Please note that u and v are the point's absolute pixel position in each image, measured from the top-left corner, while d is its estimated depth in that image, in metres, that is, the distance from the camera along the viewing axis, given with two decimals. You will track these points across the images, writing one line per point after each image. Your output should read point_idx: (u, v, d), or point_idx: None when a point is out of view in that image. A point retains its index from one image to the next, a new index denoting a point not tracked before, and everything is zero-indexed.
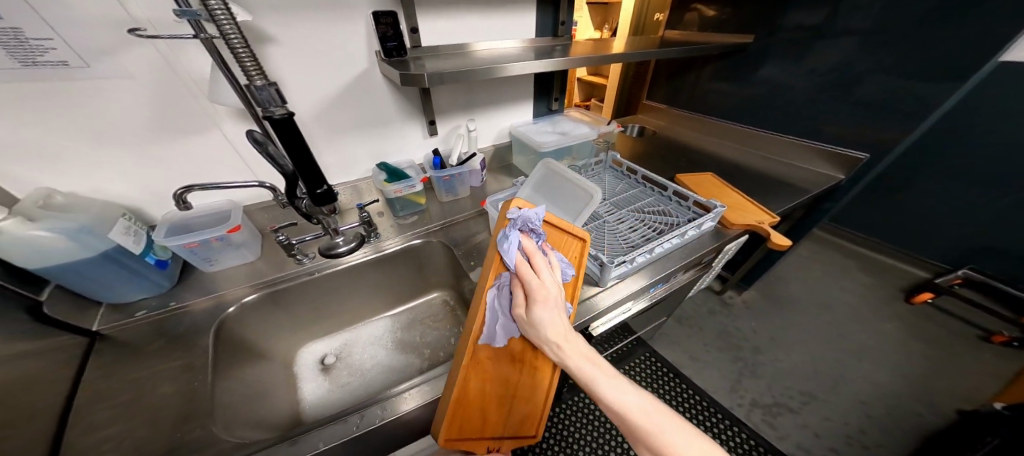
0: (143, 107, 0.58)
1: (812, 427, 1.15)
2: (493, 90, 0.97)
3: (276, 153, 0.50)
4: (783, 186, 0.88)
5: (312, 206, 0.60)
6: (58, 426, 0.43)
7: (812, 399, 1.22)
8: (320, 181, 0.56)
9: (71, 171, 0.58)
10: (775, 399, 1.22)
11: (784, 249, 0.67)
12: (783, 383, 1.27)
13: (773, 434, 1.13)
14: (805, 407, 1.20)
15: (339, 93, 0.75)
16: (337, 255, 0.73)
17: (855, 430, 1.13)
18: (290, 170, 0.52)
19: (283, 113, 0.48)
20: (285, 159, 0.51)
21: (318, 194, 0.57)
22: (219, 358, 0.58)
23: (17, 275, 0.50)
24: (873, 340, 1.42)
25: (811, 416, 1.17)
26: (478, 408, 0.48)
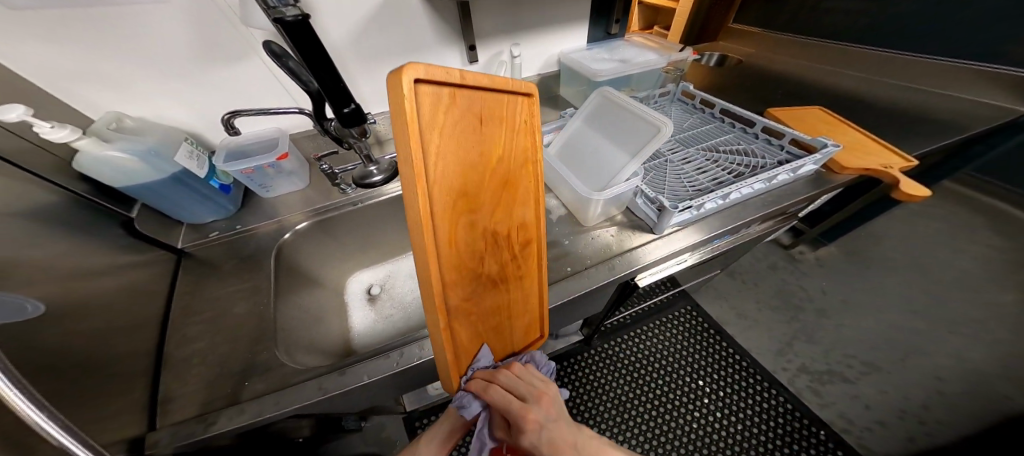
0: (183, 34, 0.56)
1: (864, 398, 1.05)
2: (543, 5, 0.81)
3: (297, 69, 0.46)
4: (926, 123, 0.69)
5: (341, 128, 0.55)
6: (161, 335, 0.49)
7: (873, 370, 1.10)
8: (347, 100, 0.51)
9: (134, 99, 0.59)
10: (827, 367, 1.12)
11: (918, 201, 0.55)
12: (842, 350, 1.16)
13: (814, 401, 1.04)
14: (863, 378, 1.09)
15: (372, 14, 0.66)
16: (372, 185, 0.69)
17: (916, 405, 1.02)
18: (315, 89, 0.48)
19: (294, 14, 0.40)
20: (308, 76, 0.47)
21: (347, 113, 0.52)
22: (280, 283, 0.62)
23: (108, 193, 0.53)
24: (977, 312, 1.22)
25: (867, 388, 1.07)
26: (475, 340, 0.41)
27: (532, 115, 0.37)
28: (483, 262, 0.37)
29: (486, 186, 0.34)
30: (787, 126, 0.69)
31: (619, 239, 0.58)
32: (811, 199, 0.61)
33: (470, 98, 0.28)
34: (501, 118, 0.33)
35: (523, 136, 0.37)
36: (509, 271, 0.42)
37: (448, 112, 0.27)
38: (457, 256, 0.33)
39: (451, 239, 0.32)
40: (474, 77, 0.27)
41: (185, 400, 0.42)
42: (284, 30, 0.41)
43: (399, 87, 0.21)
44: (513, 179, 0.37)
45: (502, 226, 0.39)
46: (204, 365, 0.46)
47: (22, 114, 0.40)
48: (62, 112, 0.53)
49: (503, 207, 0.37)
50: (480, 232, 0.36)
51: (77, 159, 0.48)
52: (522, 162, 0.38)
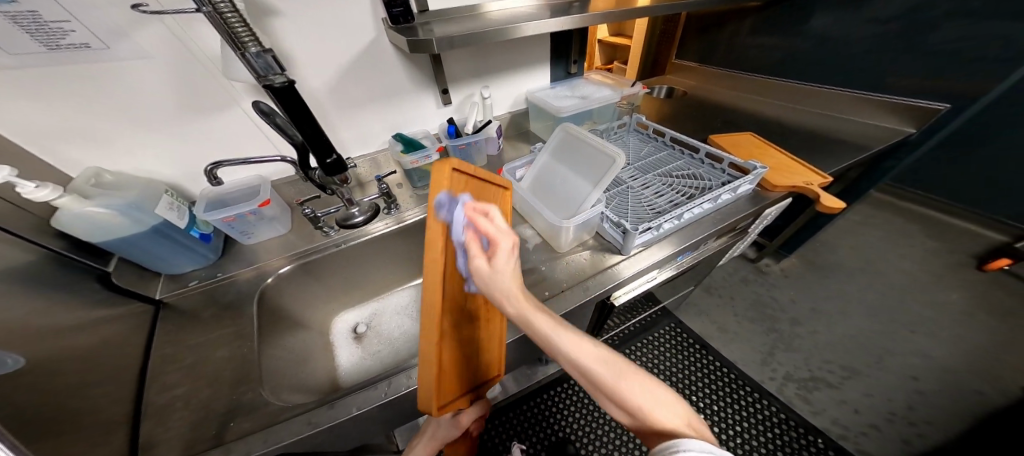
0: (166, 89, 0.59)
1: (850, 401, 1.11)
2: (508, 51, 0.90)
3: (284, 124, 0.49)
4: (839, 143, 0.81)
5: (325, 177, 0.59)
6: (138, 386, 0.46)
7: (854, 374, 1.17)
8: (329, 151, 0.56)
9: (114, 151, 0.60)
10: (812, 373, 1.18)
11: (835, 213, 0.64)
12: (821, 356, 1.23)
13: (805, 409, 1.11)
14: (846, 383, 1.16)
15: (348, 65, 0.72)
16: (356, 225, 0.76)
17: (901, 406, 1.09)
18: (301, 141, 0.51)
19: (283, 81, 0.46)
20: (293, 129, 0.50)
21: (330, 163, 0.57)
22: (265, 327, 0.62)
23: (83, 248, 0.52)
24: (928, 312, 1.34)
25: (851, 392, 1.13)
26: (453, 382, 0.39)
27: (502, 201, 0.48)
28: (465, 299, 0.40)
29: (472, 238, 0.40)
30: (727, 152, 0.78)
31: (593, 261, 0.63)
32: (755, 213, 0.69)
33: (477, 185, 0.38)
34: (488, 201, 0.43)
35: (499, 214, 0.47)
36: (482, 313, 0.45)
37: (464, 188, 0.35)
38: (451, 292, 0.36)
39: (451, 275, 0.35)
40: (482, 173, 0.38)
41: (168, 442, 0.41)
42: (273, 95, 0.47)
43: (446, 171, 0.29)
44: None
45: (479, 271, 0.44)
46: (186, 409, 0.45)
47: None
48: (42, 170, 0.53)
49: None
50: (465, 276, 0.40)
51: (56, 218, 0.48)
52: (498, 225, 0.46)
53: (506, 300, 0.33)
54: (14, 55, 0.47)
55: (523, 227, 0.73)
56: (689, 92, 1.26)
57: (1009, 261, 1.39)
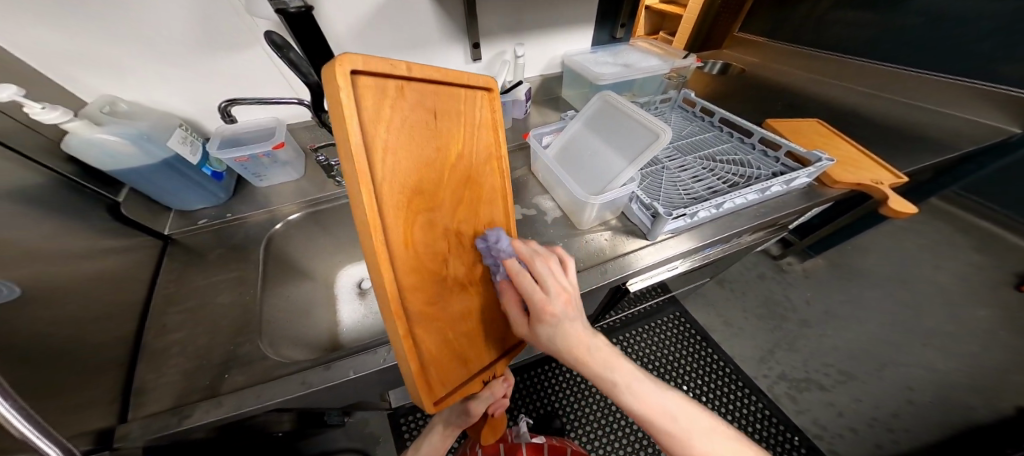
0: (188, 21, 0.55)
1: (837, 404, 1.06)
2: (550, 5, 0.80)
3: (298, 60, 0.44)
4: (920, 141, 0.70)
5: None
6: (139, 327, 0.48)
7: (849, 379, 1.12)
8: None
9: (133, 82, 0.58)
10: (807, 374, 1.13)
11: (904, 217, 0.56)
12: (821, 359, 1.17)
13: (791, 407, 1.06)
14: (838, 386, 1.10)
15: (376, 8, 0.65)
16: None
17: (886, 413, 1.04)
18: (316, 82, 0.46)
19: (299, 6, 0.40)
20: (309, 68, 0.45)
21: None
22: (270, 274, 0.62)
23: (94, 175, 0.51)
24: (949, 324, 1.25)
25: (841, 396, 1.08)
26: (450, 365, 0.35)
27: (490, 114, 0.38)
28: (447, 263, 0.35)
29: (443, 180, 0.33)
30: (783, 138, 0.69)
31: (612, 244, 0.58)
32: (804, 211, 0.62)
33: (422, 98, 0.28)
34: (456, 119, 0.33)
35: (485, 135, 0.38)
36: (479, 271, 0.39)
37: (398, 108, 0.26)
38: (417, 257, 0.31)
39: (408, 234, 0.29)
40: (427, 74, 0.28)
41: (159, 392, 0.41)
42: (287, 22, 0.41)
43: (341, 78, 0.20)
44: (473, 176, 0.37)
45: (465, 225, 0.37)
46: (183, 357, 0.45)
47: (13, 94, 0.39)
48: (58, 94, 0.52)
49: (461, 204, 0.36)
50: (442, 233, 0.34)
51: (66, 141, 0.46)
52: (483, 162, 0.39)
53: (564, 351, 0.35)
54: None
55: (543, 199, 0.67)
56: (746, 70, 1.12)
57: None
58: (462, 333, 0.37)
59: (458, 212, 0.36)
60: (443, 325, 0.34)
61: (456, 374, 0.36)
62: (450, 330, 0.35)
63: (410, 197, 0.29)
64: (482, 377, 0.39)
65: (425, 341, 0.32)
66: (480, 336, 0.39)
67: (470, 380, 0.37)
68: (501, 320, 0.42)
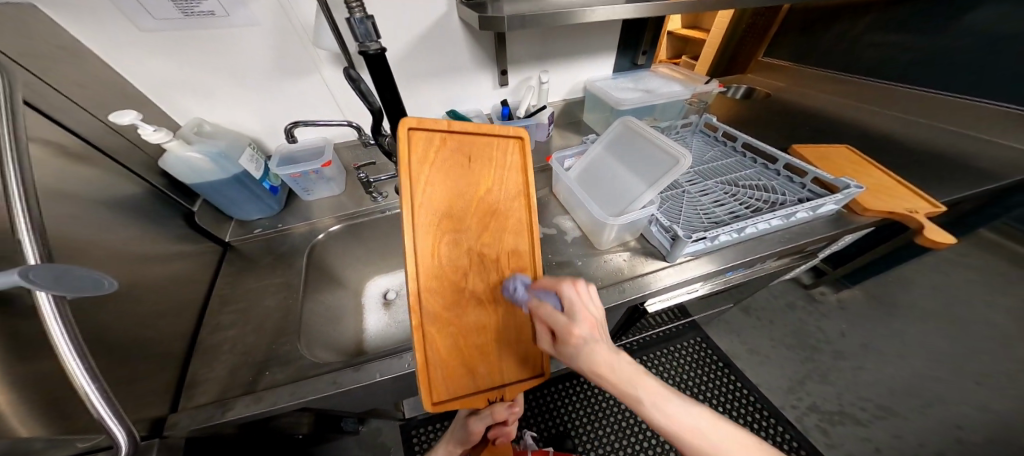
0: (266, 54, 0.64)
1: (874, 440, 0.98)
2: (576, 36, 0.85)
3: (367, 90, 0.50)
4: (962, 169, 0.67)
5: (394, 143, 0.60)
6: (197, 322, 0.54)
7: (890, 416, 1.03)
8: (402, 120, 0.56)
9: (216, 105, 0.67)
10: (841, 407, 1.05)
11: (941, 247, 0.54)
12: (858, 392, 1.08)
13: (822, 441, 0.99)
14: (877, 422, 1.02)
15: (417, 40, 0.73)
16: None
17: (930, 452, 0.96)
18: (378, 108, 0.52)
19: (377, 49, 0.47)
20: (373, 96, 0.50)
21: None
22: (309, 280, 0.67)
23: (178, 188, 0.60)
24: (1013, 367, 1.12)
25: (881, 434, 0.99)
26: (457, 368, 0.40)
27: (523, 158, 0.43)
28: (467, 280, 0.41)
29: (469, 209, 0.41)
30: (811, 164, 0.68)
31: (631, 264, 0.59)
32: (833, 238, 0.60)
33: (458, 146, 0.39)
34: (488, 159, 0.41)
35: (514, 175, 0.43)
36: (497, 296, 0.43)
37: (439, 151, 0.39)
38: (438, 265, 0.39)
39: (433, 248, 0.39)
40: (461, 130, 0.39)
41: (207, 385, 0.46)
42: (365, 61, 0.48)
43: (403, 137, 0.36)
44: (499, 208, 0.43)
45: (490, 250, 0.42)
46: (230, 353, 0.50)
47: (133, 118, 0.47)
48: (156, 116, 0.61)
49: (487, 231, 0.42)
50: (466, 252, 0.41)
51: (164, 159, 0.55)
52: (512, 199, 0.43)
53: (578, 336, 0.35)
54: (160, 19, 0.54)
55: (563, 219, 0.70)
56: (771, 94, 1.12)
57: None
58: (473, 349, 0.41)
59: (483, 238, 0.42)
60: (455, 331, 0.40)
61: (462, 382, 0.41)
62: (464, 340, 0.41)
63: (442, 219, 0.39)
64: (489, 395, 0.42)
65: (433, 337, 0.39)
66: (489, 356, 0.42)
67: (476, 395, 0.41)
68: (512, 349, 0.43)
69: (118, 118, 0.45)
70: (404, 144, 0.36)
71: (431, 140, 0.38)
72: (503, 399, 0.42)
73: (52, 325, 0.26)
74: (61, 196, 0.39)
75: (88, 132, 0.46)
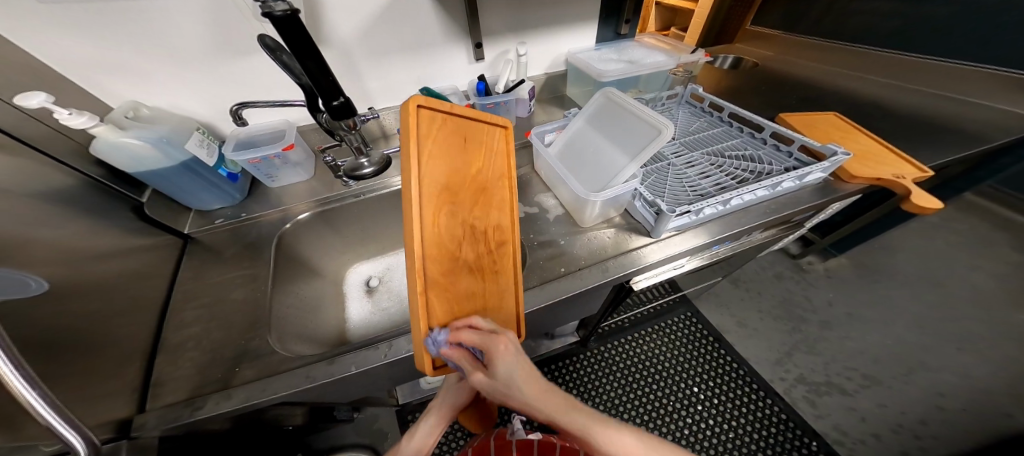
0: (200, 28, 0.58)
1: (860, 410, 1.02)
2: (553, 4, 0.80)
3: (290, 62, 0.46)
4: (950, 133, 0.66)
5: (331, 121, 0.54)
6: (160, 319, 0.50)
7: (873, 384, 1.06)
8: (337, 93, 0.49)
9: (154, 86, 0.61)
10: (827, 378, 1.08)
11: (930, 212, 0.52)
12: (843, 362, 1.12)
13: (810, 412, 1.02)
14: (862, 391, 1.05)
15: (380, 10, 0.67)
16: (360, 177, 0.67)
17: (912, 420, 0.99)
18: (306, 82, 0.48)
19: (284, 10, 0.38)
20: (300, 70, 0.46)
21: (336, 107, 0.51)
22: (281, 271, 0.64)
23: (122, 177, 0.55)
24: (987, 329, 1.16)
25: (865, 401, 1.03)
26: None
27: (506, 145, 0.43)
28: (462, 251, 0.37)
29: (466, 185, 0.37)
30: (797, 132, 0.66)
31: (616, 241, 0.58)
32: (818, 207, 0.59)
33: (460, 126, 0.36)
34: (480, 143, 0.39)
35: (501, 159, 0.42)
36: (486, 268, 0.40)
37: (441, 127, 0.33)
38: (437, 239, 0.34)
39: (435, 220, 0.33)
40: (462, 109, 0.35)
41: (174, 383, 0.43)
42: (274, 26, 0.39)
43: (411, 111, 0.30)
44: (490, 187, 0.40)
45: (481, 224, 0.39)
46: (197, 350, 0.47)
47: (43, 101, 0.42)
48: (84, 100, 0.55)
49: (478, 206, 0.39)
50: (460, 224, 0.36)
51: (93, 145, 0.49)
52: (499, 177, 0.42)
53: (520, 379, 0.32)
54: None
55: (546, 197, 0.67)
56: (759, 63, 1.08)
57: None
58: (464, 317, 0.38)
59: (475, 214, 0.39)
60: (449, 303, 0.36)
61: None
62: (456, 307, 0.37)
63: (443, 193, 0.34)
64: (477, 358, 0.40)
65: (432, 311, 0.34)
66: None
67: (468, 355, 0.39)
68: (500, 320, 0.41)
69: (23, 101, 0.40)
70: (413, 118, 0.30)
71: (432, 114, 0.32)
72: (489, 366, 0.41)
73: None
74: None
75: (4, 121, 0.41)
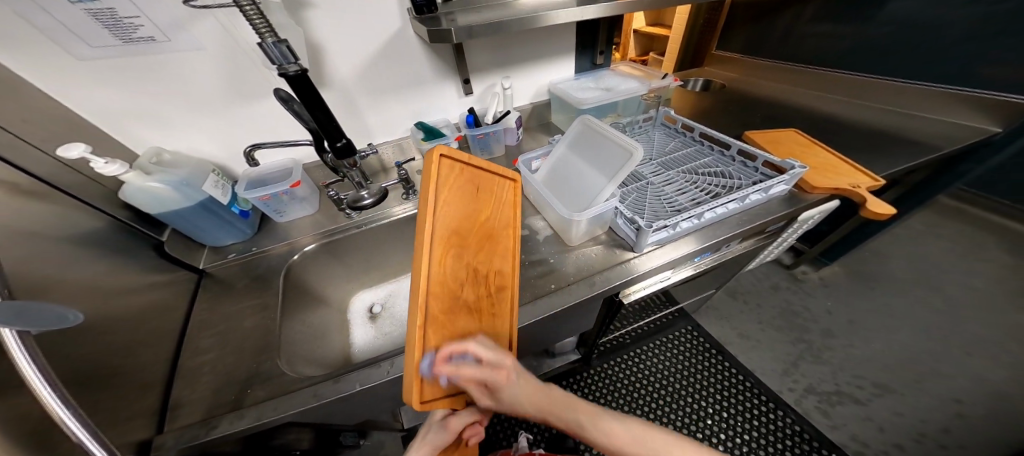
0: (216, 77, 0.64)
1: (877, 419, 1.01)
2: (532, 42, 0.88)
3: (301, 110, 0.50)
4: (909, 143, 0.72)
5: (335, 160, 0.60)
6: (176, 346, 0.53)
7: (886, 392, 1.06)
8: (339, 135, 0.55)
9: (175, 132, 0.67)
10: (837, 387, 1.09)
11: (885, 219, 0.57)
12: (852, 370, 1.12)
13: (825, 423, 1.02)
14: (875, 400, 1.05)
15: (376, 56, 0.75)
16: (363, 207, 0.74)
17: (935, 429, 0.98)
18: (315, 127, 0.52)
19: (297, 70, 0.47)
20: (308, 115, 0.51)
21: (340, 147, 0.57)
22: (289, 299, 0.67)
23: (145, 219, 0.60)
24: (989, 329, 1.18)
25: (880, 411, 1.03)
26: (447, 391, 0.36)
27: (513, 196, 0.48)
28: (466, 296, 0.39)
29: (474, 229, 0.41)
30: (763, 149, 0.72)
31: (603, 256, 0.62)
32: (788, 217, 0.64)
33: (473, 175, 0.40)
34: (490, 192, 0.44)
35: (507, 210, 0.47)
36: (485, 310, 0.43)
37: (458, 174, 0.37)
38: (443, 279, 0.35)
39: (443, 262, 0.35)
40: (476, 161, 0.41)
41: (191, 405, 0.46)
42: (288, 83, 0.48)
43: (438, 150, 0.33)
44: (495, 235, 0.45)
45: (484, 268, 0.43)
46: (211, 375, 0.50)
47: (82, 151, 0.48)
48: (114, 148, 0.61)
49: (483, 251, 0.43)
50: (465, 268, 0.39)
51: (123, 190, 0.55)
52: (504, 227, 0.47)
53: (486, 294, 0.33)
54: (97, 47, 0.54)
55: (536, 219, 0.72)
56: (728, 85, 1.18)
57: None
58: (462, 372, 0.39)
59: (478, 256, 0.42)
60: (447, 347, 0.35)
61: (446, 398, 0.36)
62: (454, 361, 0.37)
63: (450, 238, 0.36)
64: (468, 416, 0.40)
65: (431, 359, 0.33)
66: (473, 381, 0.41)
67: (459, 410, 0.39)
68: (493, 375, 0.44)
69: (65, 152, 0.46)
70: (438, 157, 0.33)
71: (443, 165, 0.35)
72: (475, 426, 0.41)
73: (19, 359, 0.24)
74: (25, 235, 0.39)
75: (41, 169, 0.46)
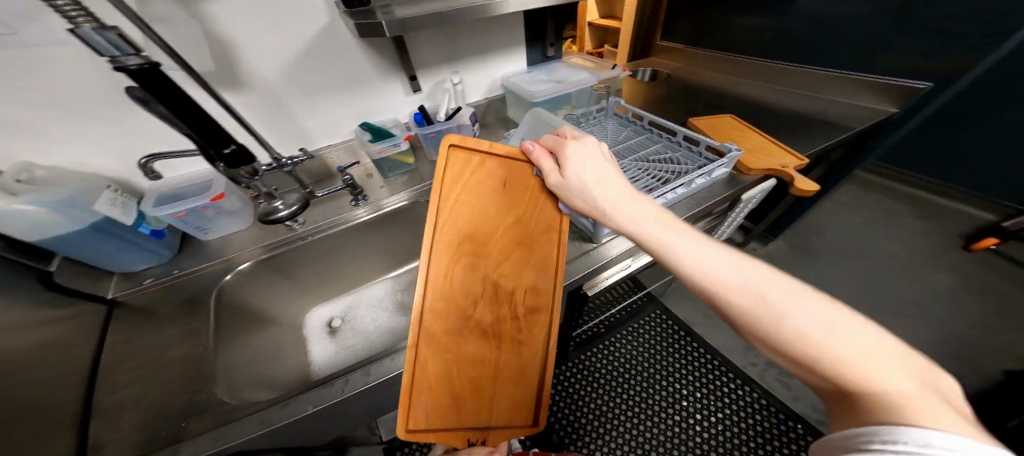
0: (92, 76, 0.55)
1: None
2: (476, 35, 0.86)
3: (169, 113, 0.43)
4: (830, 125, 0.78)
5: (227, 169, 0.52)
6: (89, 383, 0.45)
7: None
8: (225, 140, 0.48)
9: (48, 142, 0.57)
10: None
11: (808, 196, 0.62)
12: None
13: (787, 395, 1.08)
14: None
15: (304, 53, 0.68)
16: (278, 220, 0.64)
17: None
18: (189, 133, 0.45)
19: (140, 63, 0.38)
20: (180, 120, 0.44)
21: (229, 154, 0.49)
22: (224, 324, 0.60)
23: (21, 249, 0.50)
24: (911, 290, 1.32)
25: None
26: (446, 395, 0.44)
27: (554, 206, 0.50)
28: (478, 309, 0.46)
29: (494, 235, 0.47)
30: (705, 135, 0.76)
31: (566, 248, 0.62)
32: (731, 197, 0.68)
33: (494, 171, 0.47)
34: (523, 197, 0.48)
35: (545, 217, 0.49)
36: (506, 333, 0.47)
37: (475, 173, 0.46)
38: (448, 290, 0.44)
39: (448, 270, 0.44)
40: (499, 153, 0.47)
41: (118, 442, 0.39)
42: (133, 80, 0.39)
43: (444, 155, 0.44)
44: (525, 241, 0.48)
45: (507, 283, 0.48)
46: (135, 410, 0.43)
47: None
48: None
49: (508, 263, 0.48)
50: (480, 277, 0.46)
51: None
52: (540, 234, 0.49)
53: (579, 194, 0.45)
54: None
55: None
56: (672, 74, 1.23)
57: (996, 240, 1.28)
58: (469, 377, 0.45)
59: (502, 267, 0.47)
60: (447, 359, 0.44)
61: (446, 396, 0.44)
62: (455, 371, 0.44)
63: (462, 245, 0.45)
64: (473, 429, 0.45)
65: (427, 365, 0.43)
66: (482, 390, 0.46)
67: (460, 423, 0.44)
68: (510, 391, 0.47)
69: None
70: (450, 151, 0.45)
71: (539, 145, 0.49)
72: (484, 440, 0.46)
73: None
74: None
75: None
